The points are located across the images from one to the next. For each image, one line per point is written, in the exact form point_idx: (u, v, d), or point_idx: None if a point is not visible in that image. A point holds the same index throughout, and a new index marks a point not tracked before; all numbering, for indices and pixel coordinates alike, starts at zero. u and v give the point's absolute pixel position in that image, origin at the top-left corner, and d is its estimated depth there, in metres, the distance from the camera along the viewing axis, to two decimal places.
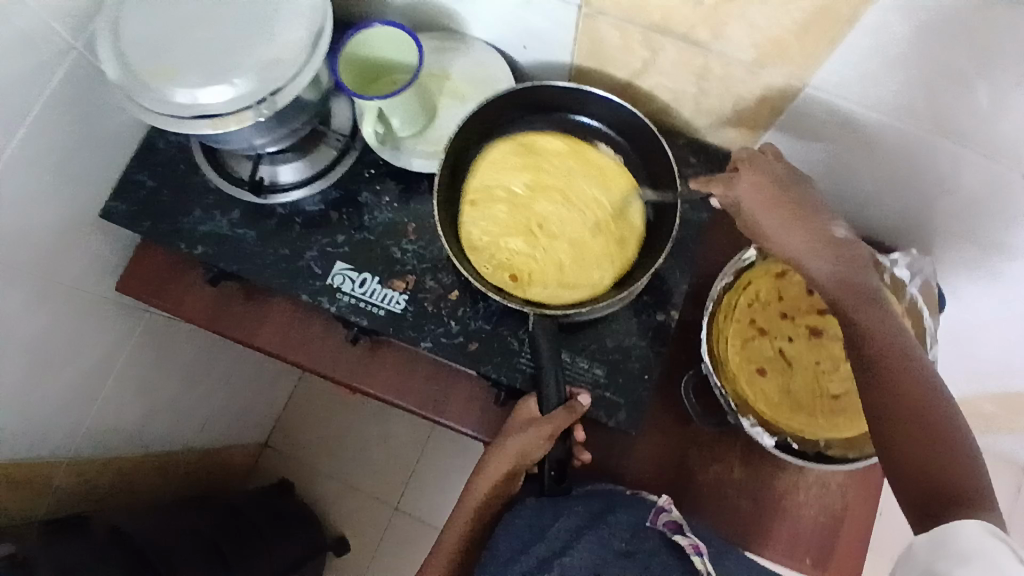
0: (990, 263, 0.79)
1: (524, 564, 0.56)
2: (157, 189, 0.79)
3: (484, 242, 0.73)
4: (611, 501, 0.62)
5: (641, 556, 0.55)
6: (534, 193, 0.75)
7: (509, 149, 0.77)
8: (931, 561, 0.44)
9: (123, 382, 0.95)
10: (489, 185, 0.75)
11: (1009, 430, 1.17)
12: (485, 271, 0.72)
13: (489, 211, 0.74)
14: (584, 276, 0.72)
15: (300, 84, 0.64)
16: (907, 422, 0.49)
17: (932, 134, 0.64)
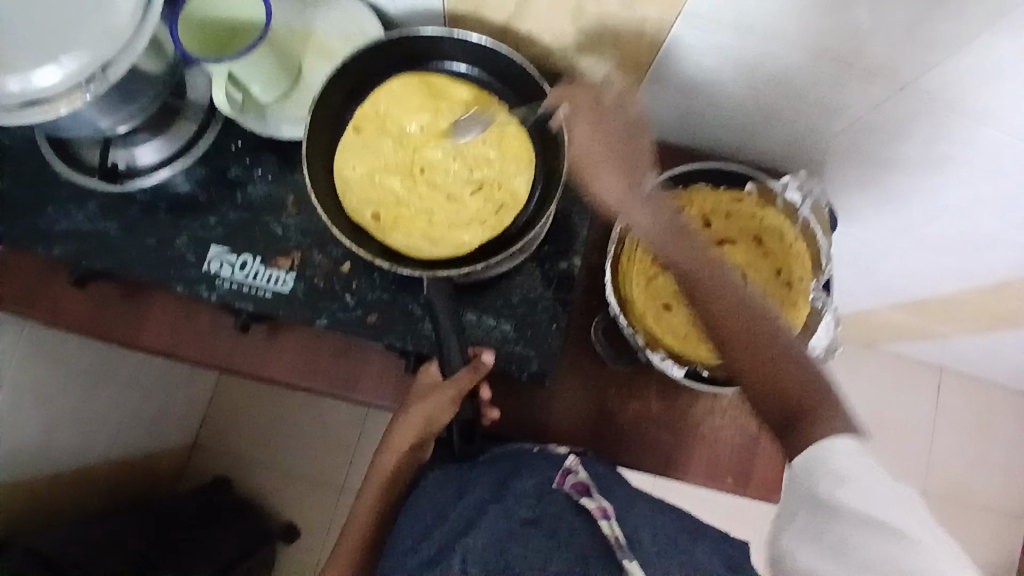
0: (879, 177, 0.81)
1: (424, 553, 0.53)
2: (3, 190, 0.71)
3: (359, 175, 0.70)
4: (519, 463, 0.59)
5: (546, 521, 0.53)
6: (428, 141, 0.71)
7: (411, 86, 0.71)
8: (806, 478, 0.47)
9: (10, 404, 0.88)
10: (375, 121, 0.71)
11: (918, 335, 1.24)
12: (351, 207, 0.69)
13: (376, 145, 0.71)
14: (460, 230, 0.69)
15: (135, 53, 0.57)
16: (738, 343, 0.52)
17: (813, 58, 0.63)
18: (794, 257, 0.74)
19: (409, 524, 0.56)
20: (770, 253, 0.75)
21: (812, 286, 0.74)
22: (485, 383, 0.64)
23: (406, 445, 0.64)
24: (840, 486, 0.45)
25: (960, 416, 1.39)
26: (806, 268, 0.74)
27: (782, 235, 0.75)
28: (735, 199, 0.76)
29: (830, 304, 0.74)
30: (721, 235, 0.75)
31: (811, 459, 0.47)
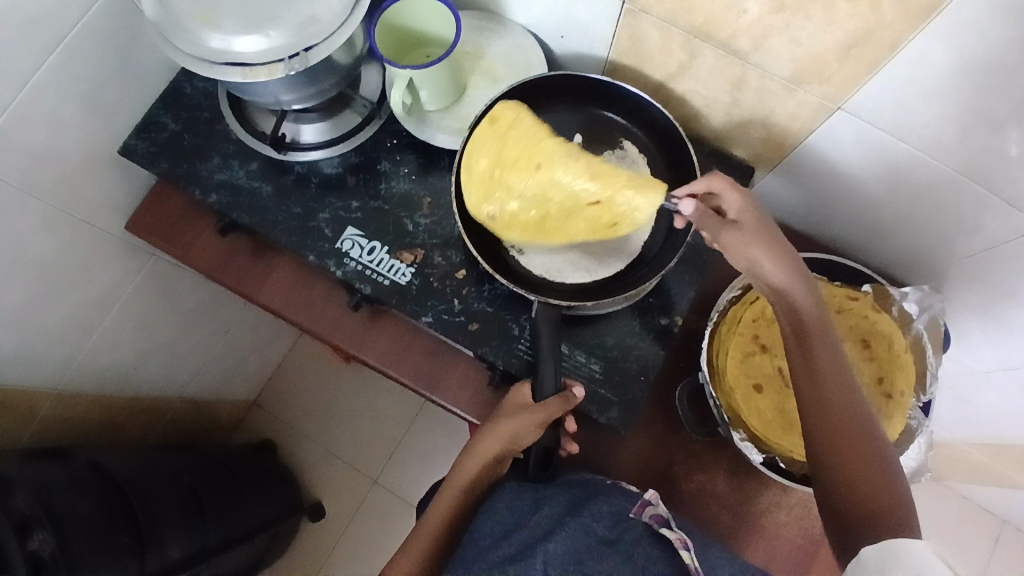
0: (1000, 311, 0.78)
1: (505, 550, 0.57)
2: (179, 133, 0.79)
3: (489, 170, 0.68)
4: (592, 489, 0.64)
5: (623, 545, 0.58)
6: (547, 138, 0.66)
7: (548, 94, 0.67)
8: (882, 567, 0.46)
9: (122, 322, 0.95)
10: (512, 120, 0.67)
11: (994, 483, 1.17)
12: (476, 203, 0.69)
13: (506, 139, 0.67)
14: (570, 252, 0.71)
15: (335, 43, 0.63)
16: (851, 447, 0.51)
17: (963, 174, 0.63)
18: (899, 368, 0.72)
19: (487, 526, 0.60)
20: (875, 358, 0.72)
21: (911, 403, 0.72)
22: (570, 415, 0.68)
23: (490, 460, 0.66)
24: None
25: None
26: (911, 385, 0.72)
27: (891, 344, 0.73)
28: (849, 297, 0.74)
29: (927, 427, 0.72)
30: None
31: (885, 553, 0.46)
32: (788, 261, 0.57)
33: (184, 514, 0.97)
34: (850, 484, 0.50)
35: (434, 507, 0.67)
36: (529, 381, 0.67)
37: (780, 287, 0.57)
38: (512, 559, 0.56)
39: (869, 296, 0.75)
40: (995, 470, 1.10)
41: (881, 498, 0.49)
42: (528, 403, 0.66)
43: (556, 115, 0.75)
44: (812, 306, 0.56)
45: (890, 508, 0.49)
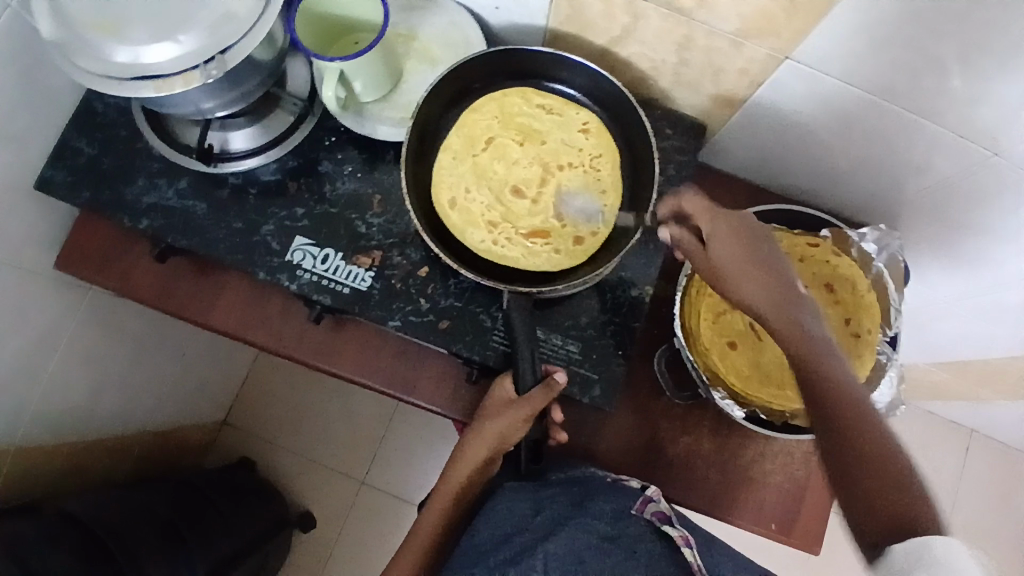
0: (953, 239, 0.81)
1: (505, 553, 0.58)
2: (97, 157, 0.72)
3: (480, 131, 0.71)
4: (591, 489, 0.63)
5: (625, 540, 0.58)
6: (539, 116, 0.71)
7: (528, 97, 0.72)
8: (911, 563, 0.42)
9: (68, 365, 0.89)
10: (507, 92, 0.71)
11: (955, 396, 1.25)
12: (461, 148, 0.71)
13: (501, 104, 0.71)
14: (517, 259, 0.69)
15: (254, 41, 0.58)
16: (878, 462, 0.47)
17: (913, 113, 0.63)
18: (863, 308, 0.74)
19: (488, 530, 0.61)
20: (840, 302, 0.74)
21: (879, 339, 0.74)
22: (554, 403, 0.66)
23: (478, 459, 0.66)
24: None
25: (984, 480, 1.40)
26: (876, 323, 0.74)
27: (854, 285, 0.75)
28: (810, 244, 0.76)
29: (896, 360, 0.75)
30: None
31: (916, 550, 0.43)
32: (741, 244, 0.56)
33: (168, 553, 0.93)
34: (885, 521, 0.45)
35: (427, 511, 0.67)
36: (510, 374, 0.65)
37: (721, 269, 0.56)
38: (513, 562, 0.57)
39: (828, 242, 0.76)
40: (957, 383, 1.18)
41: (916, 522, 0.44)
42: (513, 398, 0.65)
43: (505, 92, 0.72)
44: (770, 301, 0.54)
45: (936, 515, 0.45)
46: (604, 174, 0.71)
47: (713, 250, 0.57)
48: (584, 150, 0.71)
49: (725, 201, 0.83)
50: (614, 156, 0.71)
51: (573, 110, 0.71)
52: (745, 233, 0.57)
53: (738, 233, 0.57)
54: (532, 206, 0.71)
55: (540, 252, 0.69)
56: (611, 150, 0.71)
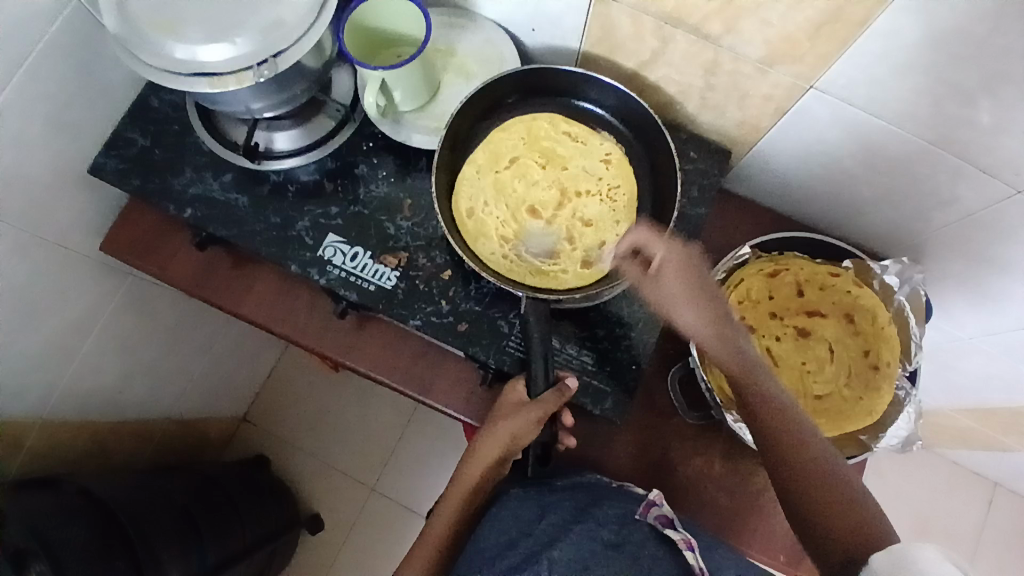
0: (980, 277, 0.80)
1: (511, 560, 0.59)
2: (149, 148, 0.77)
3: (507, 151, 0.74)
4: (597, 494, 0.64)
5: (628, 547, 0.59)
6: (563, 142, 0.74)
7: (557, 123, 0.74)
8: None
9: (102, 345, 0.93)
10: (538, 117, 0.74)
11: (980, 444, 1.21)
12: (487, 165, 0.74)
13: (529, 127, 0.74)
14: (523, 274, 0.71)
15: (304, 47, 0.63)
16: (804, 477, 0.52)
17: (935, 144, 0.64)
18: (885, 340, 0.73)
19: (492, 535, 0.62)
20: (860, 332, 0.75)
21: (899, 373, 0.73)
22: (565, 409, 0.68)
23: (488, 459, 0.67)
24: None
25: (1010, 536, 1.34)
26: (897, 356, 0.73)
27: (874, 317, 0.74)
28: (831, 273, 0.76)
29: (915, 396, 0.73)
30: (813, 306, 0.75)
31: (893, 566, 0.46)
32: (692, 296, 0.59)
33: (178, 534, 0.96)
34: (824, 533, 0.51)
35: (438, 512, 0.67)
36: (522, 377, 0.67)
37: (688, 326, 0.59)
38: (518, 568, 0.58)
39: (850, 272, 0.76)
40: (982, 431, 1.15)
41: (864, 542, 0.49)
42: (524, 401, 0.66)
43: (535, 113, 0.75)
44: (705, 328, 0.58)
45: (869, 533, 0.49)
46: (620, 204, 0.73)
47: (664, 303, 0.60)
48: (603, 179, 0.74)
49: (746, 226, 0.84)
50: (632, 185, 0.73)
51: (597, 139, 0.74)
52: (695, 283, 0.59)
53: (688, 284, 0.59)
54: (545, 226, 0.73)
55: (546, 270, 0.71)
56: (630, 179, 0.73)
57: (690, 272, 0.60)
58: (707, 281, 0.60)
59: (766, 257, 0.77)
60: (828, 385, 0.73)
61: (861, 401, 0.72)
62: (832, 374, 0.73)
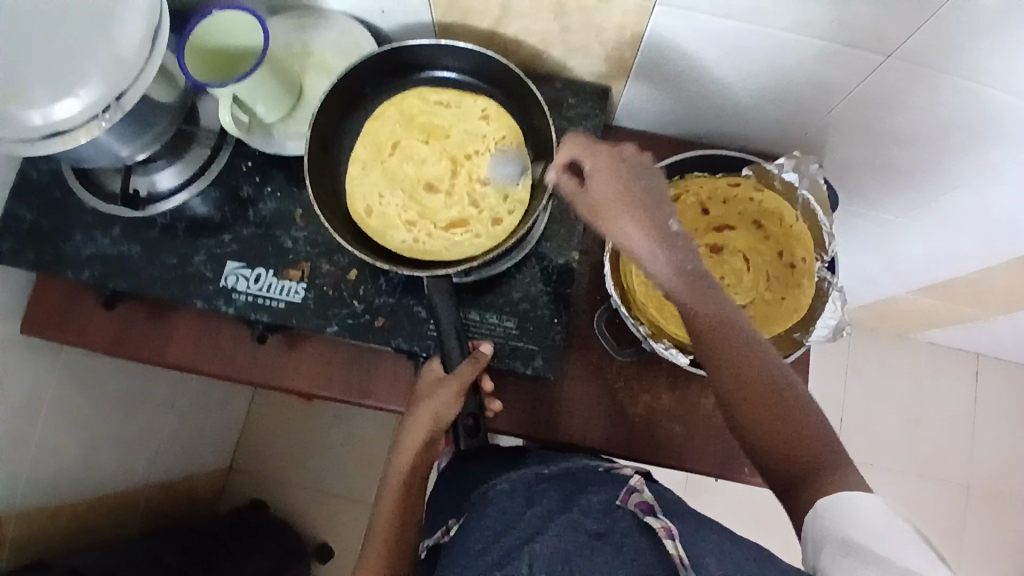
0: (884, 151, 0.81)
1: (493, 555, 0.57)
2: (37, 221, 0.75)
3: (386, 139, 0.74)
4: (582, 482, 0.63)
5: (613, 536, 0.56)
6: (440, 111, 0.74)
7: (427, 94, 0.74)
8: (837, 525, 0.47)
9: (54, 428, 0.92)
10: (405, 96, 0.74)
11: (944, 318, 1.22)
12: (371, 157, 0.73)
13: (401, 108, 0.74)
14: (439, 254, 0.71)
15: (146, 83, 0.61)
16: (766, 415, 0.52)
17: (792, 33, 0.63)
18: (795, 238, 0.74)
19: (477, 532, 0.60)
20: (771, 235, 0.75)
21: (816, 267, 0.74)
22: (484, 374, 0.72)
23: (420, 444, 0.66)
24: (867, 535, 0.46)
25: (998, 401, 1.36)
26: (810, 250, 0.74)
27: (782, 218, 0.75)
28: (731, 184, 0.76)
29: (837, 286, 0.74)
30: (721, 220, 0.76)
31: (840, 513, 0.47)
32: (640, 221, 0.56)
33: None
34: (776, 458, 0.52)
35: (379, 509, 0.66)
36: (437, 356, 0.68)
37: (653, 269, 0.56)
38: None
39: (750, 180, 0.76)
40: (940, 304, 1.16)
41: (806, 463, 0.51)
42: (442, 377, 0.67)
43: (406, 93, 0.74)
44: (672, 272, 0.55)
45: (812, 456, 0.51)
46: (512, 154, 0.72)
47: (635, 249, 0.57)
48: (489, 135, 0.73)
49: None
50: (518, 134, 0.73)
51: (469, 99, 0.74)
52: (636, 196, 0.57)
53: (649, 220, 0.56)
54: (446, 198, 0.73)
55: (460, 242, 0.72)
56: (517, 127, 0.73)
57: (655, 212, 0.57)
58: (660, 213, 0.57)
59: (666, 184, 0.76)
60: (749, 294, 0.74)
61: (783, 302, 0.73)
62: (751, 283, 0.74)
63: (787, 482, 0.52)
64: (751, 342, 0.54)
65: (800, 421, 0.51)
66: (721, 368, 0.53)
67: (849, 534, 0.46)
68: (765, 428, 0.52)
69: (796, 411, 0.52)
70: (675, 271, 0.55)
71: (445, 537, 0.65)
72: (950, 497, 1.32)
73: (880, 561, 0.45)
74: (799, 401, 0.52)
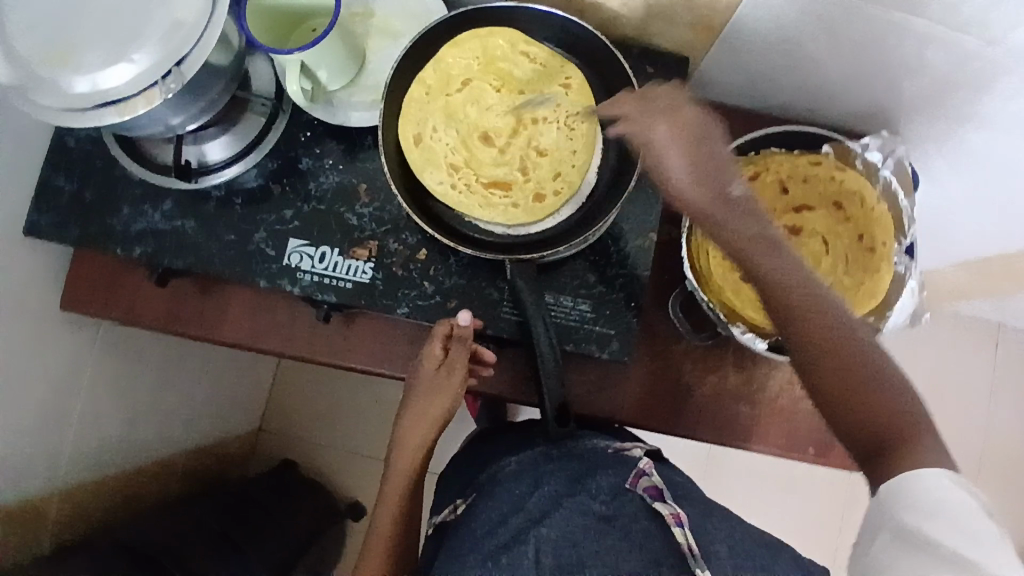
0: (964, 135, 0.77)
1: (500, 537, 0.59)
2: (81, 192, 0.71)
3: (457, 78, 0.67)
4: (593, 463, 0.63)
5: (621, 521, 0.58)
6: (524, 61, 0.67)
7: (519, 42, 0.67)
8: (895, 507, 0.43)
9: (98, 403, 0.90)
10: (498, 33, 0.67)
11: (979, 294, 1.23)
12: (438, 96, 0.67)
13: (485, 50, 0.67)
14: (472, 209, 0.66)
15: (208, 45, 0.55)
16: (847, 381, 0.46)
17: (900, 12, 0.59)
18: (874, 222, 0.72)
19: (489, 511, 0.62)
20: (851, 218, 0.72)
21: (895, 251, 0.72)
22: (485, 346, 0.70)
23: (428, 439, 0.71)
24: (929, 520, 0.42)
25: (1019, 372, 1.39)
26: (891, 235, 0.71)
27: (863, 198, 0.72)
28: (812, 163, 0.73)
29: (914, 268, 0.73)
30: (800, 200, 0.73)
31: (906, 490, 0.43)
32: (691, 160, 0.48)
33: (225, 563, 0.99)
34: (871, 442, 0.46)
35: (388, 488, 0.71)
36: (433, 341, 0.67)
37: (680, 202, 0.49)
38: None
39: (830, 157, 0.74)
40: (978, 281, 1.16)
41: (890, 434, 0.45)
42: (438, 365, 0.68)
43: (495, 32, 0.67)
44: (748, 224, 0.48)
45: (897, 427, 0.45)
46: (578, 136, 0.67)
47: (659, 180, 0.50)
48: (562, 107, 0.67)
49: None
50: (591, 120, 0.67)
51: (559, 62, 0.67)
52: (700, 155, 0.48)
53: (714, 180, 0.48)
54: (497, 155, 0.67)
55: (496, 205, 0.66)
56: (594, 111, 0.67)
57: (722, 175, 0.48)
58: (715, 165, 0.49)
59: (745, 160, 0.73)
60: (827, 278, 0.71)
61: (863, 286, 0.70)
62: (830, 265, 0.71)
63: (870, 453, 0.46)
64: (829, 301, 0.47)
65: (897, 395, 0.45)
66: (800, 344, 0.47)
67: (907, 518, 0.42)
68: (840, 393, 0.46)
69: (893, 383, 0.46)
70: (736, 229, 0.48)
71: (451, 516, 0.69)
72: (968, 463, 1.36)
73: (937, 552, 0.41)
74: (882, 366, 0.46)
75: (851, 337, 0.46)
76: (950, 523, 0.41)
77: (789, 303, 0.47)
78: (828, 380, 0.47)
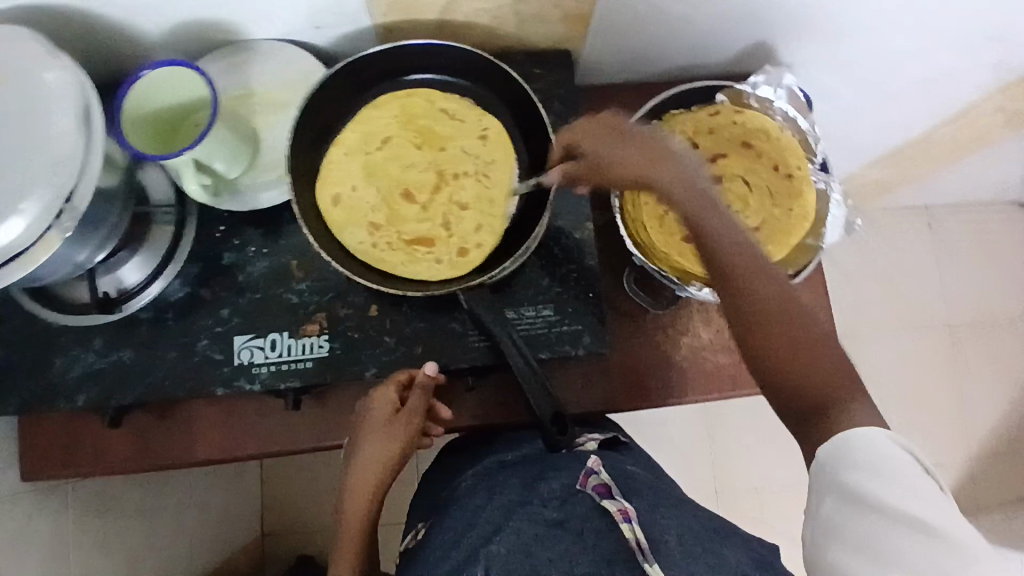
0: (838, 46, 0.82)
1: (453, 561, 0.56)
2: (2, 357, 0.66)
3: (378, 141, 0.69)
4: (545, 463, 0.62)
5: (573, 522, 0.55)
6: (443, 122, 0.70)
7: (437, 107, 0.70)
8: (835, 467, 0.45)
9: (87, 567, 0.82)
10: (421, 98, 0.70)
11: (898, 184, 1.29)
12: (360, 156, 0.69)
13: (406, 114, 0.69)
14: (394, 268, 0.67)
15: (93, 175, 0.53)
16: (786, 348, 0.48)
17: None
18: (784, 150, 0.75)
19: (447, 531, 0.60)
20: (763, 153, 0.75)
21: (811, 171, 0.75)
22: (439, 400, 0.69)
23: (381, 486, 0.67)
24: (867, 478, 0.44)
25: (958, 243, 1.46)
26: (801, 157, 0.75)
27: (767, 131, 0.75)
28: (711, 114, 0.76)
29: (833, 181, 0.76)
30: (713, 150, 0.75)
31: (841, 449, 0.46)
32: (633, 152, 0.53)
33: None
34: (802, 391, 0.47)
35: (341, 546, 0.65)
36: (392, 385, 0.65)
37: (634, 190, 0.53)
38: None
39: (727, 104, 0.77)
40: (894, 171, 1.22)
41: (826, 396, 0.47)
42: (395, 411, 0.65)
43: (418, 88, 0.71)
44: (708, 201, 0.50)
45: (837, 386, 0.47)
46: (495, 185, 0.68)
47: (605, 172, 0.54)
48: (479, 159, 0.69)
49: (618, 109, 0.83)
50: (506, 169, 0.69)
51: (478, 116, 0.70)
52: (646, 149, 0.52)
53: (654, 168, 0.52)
54: (419, 211, 0.68)
55: (420, 260, 0.67)
56: (509, 160, 0.69)
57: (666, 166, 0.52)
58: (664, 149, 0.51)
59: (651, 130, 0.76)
60: (759, 215, 0.73)
61: (792, 213, 0.73)
62: (758, 203, 0.74)
63: (808, 415, 0.48)
64: (772, 273, 0.48)
65: (823, 348, 0.48)
66: (732, 290, 0.49)
67: (847, 477, 0.45)
68: (783, 359, 0.48)
69: (822, 345, 0.48)
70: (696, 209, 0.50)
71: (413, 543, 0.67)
72: (941, 341, 1.42)
73: (883, 512, 0.43)
74: (817, 329, 0.48)
75: (786, 302, 0.48)
76: (887, 476, 0.44)
77: (730, 279, 0.49)
78: (757, 326, 0.48)
